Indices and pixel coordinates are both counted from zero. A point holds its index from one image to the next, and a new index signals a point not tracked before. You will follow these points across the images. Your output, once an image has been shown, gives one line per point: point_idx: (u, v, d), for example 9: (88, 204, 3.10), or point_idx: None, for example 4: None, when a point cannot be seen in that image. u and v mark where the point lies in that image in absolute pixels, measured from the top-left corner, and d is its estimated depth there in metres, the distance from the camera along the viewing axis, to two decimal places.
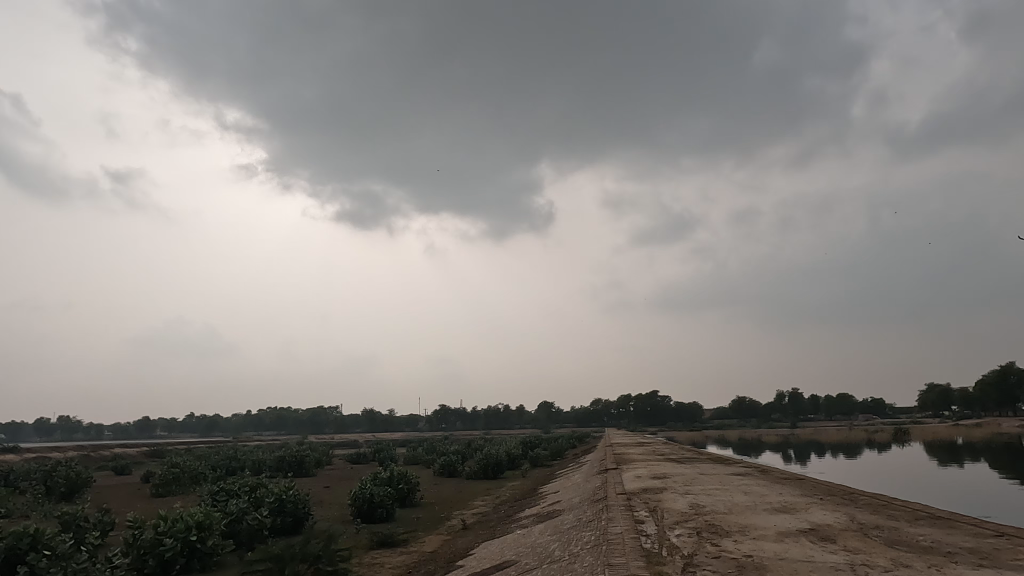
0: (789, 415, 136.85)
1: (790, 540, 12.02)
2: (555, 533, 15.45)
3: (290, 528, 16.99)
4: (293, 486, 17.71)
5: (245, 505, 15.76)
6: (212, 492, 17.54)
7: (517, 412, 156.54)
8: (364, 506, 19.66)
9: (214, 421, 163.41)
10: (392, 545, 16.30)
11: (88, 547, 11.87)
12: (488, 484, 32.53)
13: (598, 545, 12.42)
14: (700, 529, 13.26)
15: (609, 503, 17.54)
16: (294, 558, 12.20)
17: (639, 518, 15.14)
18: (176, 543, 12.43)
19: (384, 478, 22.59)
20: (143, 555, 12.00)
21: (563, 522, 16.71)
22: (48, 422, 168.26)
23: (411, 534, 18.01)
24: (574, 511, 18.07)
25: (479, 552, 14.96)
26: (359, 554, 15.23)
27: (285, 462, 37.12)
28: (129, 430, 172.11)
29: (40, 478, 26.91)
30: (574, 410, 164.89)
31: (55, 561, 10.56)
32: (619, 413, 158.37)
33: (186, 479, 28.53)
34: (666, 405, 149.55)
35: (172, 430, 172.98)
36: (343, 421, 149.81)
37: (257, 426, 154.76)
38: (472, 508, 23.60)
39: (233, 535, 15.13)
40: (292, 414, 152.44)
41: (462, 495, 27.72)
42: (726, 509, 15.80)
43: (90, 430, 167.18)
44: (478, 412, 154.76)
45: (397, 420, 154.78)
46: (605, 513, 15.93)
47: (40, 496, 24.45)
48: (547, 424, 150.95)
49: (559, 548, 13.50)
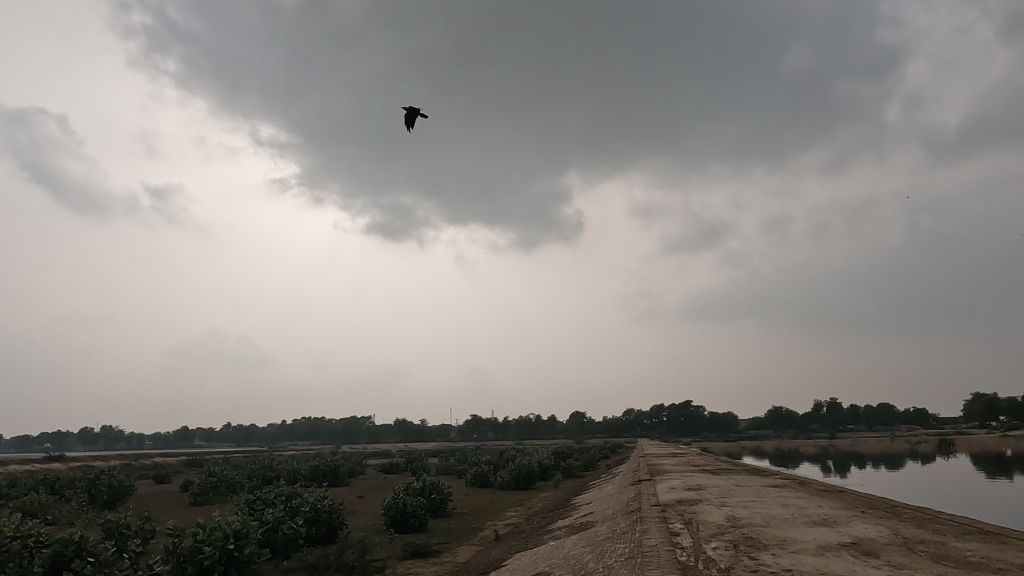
0: (828, 426, 133.58)
1: (830, 554, 11.73)
2: (588, 545, 15.29)
3: (325, 537, 17.15)
4: (327, 496, 17.88)
5: (282, 514, 15.98)
6: (248, 501, 17.77)
7: (549, 422, 155.90)
8: (397, 514, 19.74)
9: (250, 431, 166.35)
10: (424, 555, 16.33)
11: (131, 554, 12.12)
12: (520, 495, 32.42)
13: (632, 557, 12.26)
14: (737, 542, 13.01)
15: (643, 515, 17.33)
16: (329, 567, 12.34)
17: (675, 530, 14.93)
18: (214, 551, 12.62)
19: (416, 488, 22.64)
20: (182, 563, 12.34)
21: (596, 534, 16.57)
22: (92, 431, 172.91)
23: (444, 545, 18.03)
24: (607, 523, 17.90)
25: (512, 564, 14.86)
26: (392, 564, 15.28)
27: (320, 471, 37.58)
28: (169, 440, 176.73)
29: (85, 485, 27.69)
30: (607, 420, 163.47)
31: (99, 567, 10.83)
32: (652, 424, 156.55)
33: (223, 488, 29.08)
34: (699, 415, 147.13)
35: (210, 439, 176.70)
36: (375, 432, 151.37)
37: (291, 436, 157.28)
38: (505, 519, 23.54)
39: (270, 543, 15.29)
40: (326, 424, 154.41)
41: (494, 505, 27.62)
42: (764, 523, 15.44)
43: (132, 440, 171.84)
44: (509, 422, 154.63)
45: (429, 430, 155.46)
46: (638, 525, 15.72)
47: (84, 504, 25.10)
48: (579, 435, 150.03)
49: (593, 560, 13.36)
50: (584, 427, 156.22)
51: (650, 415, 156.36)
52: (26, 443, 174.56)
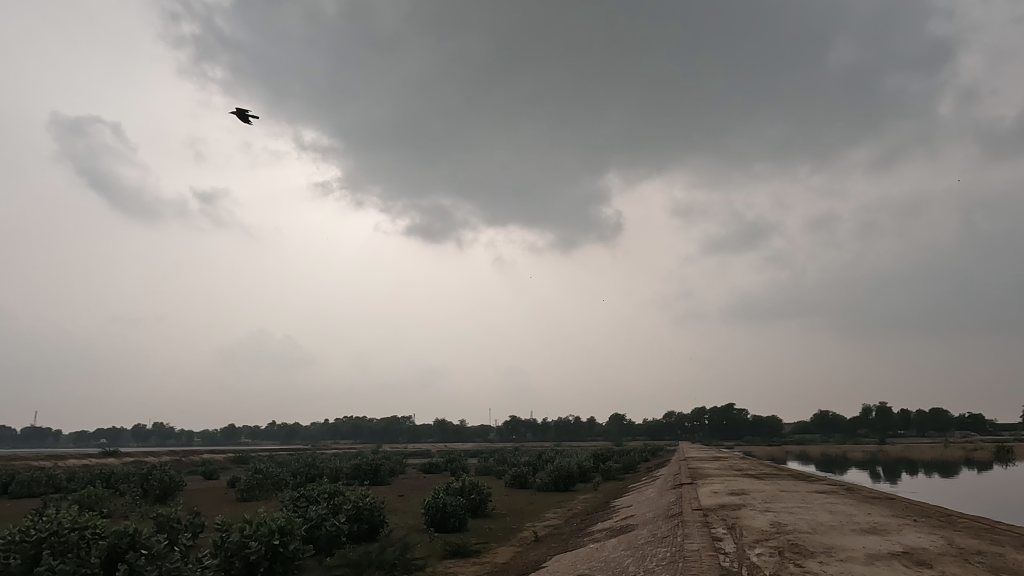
0: (877, 432, 129.52)
1: (881, 563, 11.36)
2: (629, 548, 15.14)
3: (366, 535, 17.40)
4: (368, 494, 18.10)
5: (325, 512, 16.23)
6: (292, 498, 18.14)
7: (588, 424, 154.94)
8: (437, 514, 19.90)
9: (294, 429, 169.65)
10: (464, 555, 16.41)
11: (182, 547, 12.51)
12: (559, 497, 32.31)
13: (674, 562, 12.10)
14: (782, 549, 12.72)
15: (685, 518, 17.08)
16: (370, 564, 12.48)
17: (717, 535, 14.67)
18: (261, 546, 12.95)
19: (456, 488, 22.80)
20: (230, 557, 12.70)
21: (637, 538, 16.39)
22: (144, 429, 178.90)
23: (484, 544, 18.11)
24: (648, 526, 17.68)
25: (552, 565, 14.80)
26: (433, 563, 15.42)
27: (361, 470, 38.08)
28: (217, 437, 181.52)
29: (138, 480, 28.64)
30: (647, 423, 161.61)
31: (152, 559, 11.19)
32: (693, 427, 154.23)
33: (269, 485, 29.75)
34: (742, 418, 144.34)
35: (255, 437, 180.86)
36: (415, 432, 152.67)
37: (334, 435, 160.15)
38: (545, 520, 23.47)
39: (314, 540, 15.56)
40: (367, 423, 156.60)
41: (533, 507, 27.58)
42: (810, 529, 15.06)
43: (182, 437, 177.24)
44: (548, 424, 154.19)
45: (468, 431, 156.16)
46: (679, 530, 15.49)
47: (138, 498, 25.98)
48: (619, 437, 148.81)
49: (634, 563, 13.21)
50: (624, 429, 154.80)
51: (691, 418, 154.02)
52: (82, 438, 181.56)
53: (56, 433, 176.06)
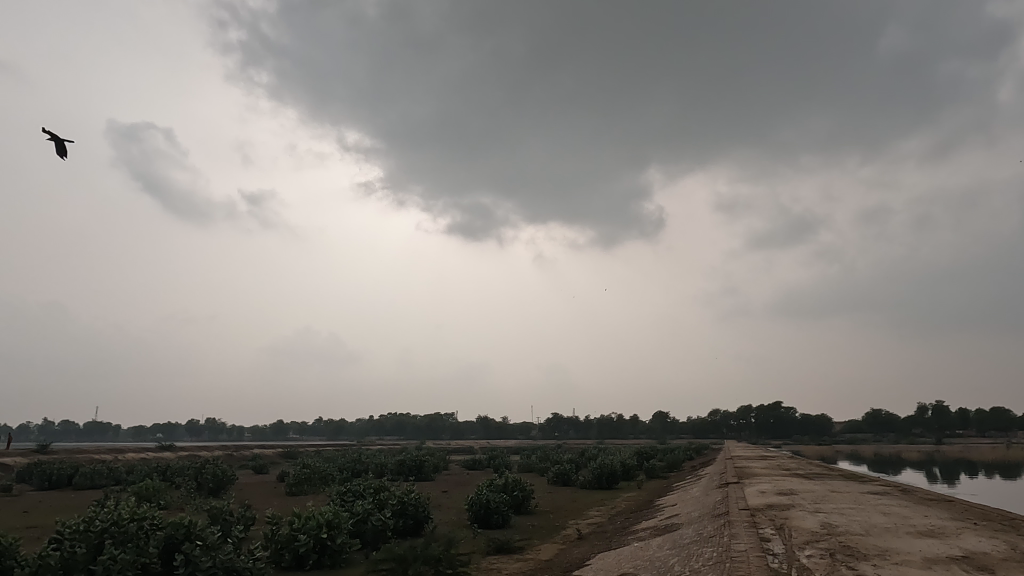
0: (934, 431, 125.08)
1: (938, 567, 10.97)
2: (674, 547, 14.94)
3: (411, 530, 17.63)
4: (413, 489, 18.31)
5: (371, 506, 16.48)
6: (339, 492, 18.49)
7: (631, 422, 153.60)
8: (481, 511, 20.04)
9: (340, 426, 173.02)
10: (508, 551, 16.49)
11: (236, 539, 12.89)
12: (603, 494, 32.13)
13: (721, 562, 11.91)
14: (834, 551, 12.39)
15: (731, 518, 16.78)
16: (416, 560, 12.60)
17: (765, 535, 14.37)
18: (309, 539, 13.30)
19: (499, 485, 22.92)
20: (280, 550, 13.16)
21: (683, 537, 16.16)
22: (197, 424, 185.22)
23: (527, 541, 18.15)
24: (693, 526, 17.43)
25: (595, 563, 14.73)
26: (477, 559, 15.55)
27: (406, 465, 38.59)
28: (267, 432, 186.72)
29: (192, 474, 29.64)
30: (692, 421, 159.47)
31: (207, 550, 11.56)
32: (739, 425, 151.46)
33: (317, 479, 30.38)
34: (790, 416, 141.03)
35: (303, 433, 184.89)
36: (458, 428, 153.69)
37: (379, 431, 163.01)
38: (588, 518, 23.38)
39: (360, 534, 15.84)
40: (411, 420, 158.84)
41: (577, 504, 27.51)
42: (863, 531, 14.64)
43: (234, 431, 183.09)
44: (590, 421, 153.41)
45: (511, 427, 156.78)
46: (726, 529, 15.24)
47: (193, 491, 26.88)
48: (663, 435, 147.25)
49: (679, 562, 13.05)
50: (668, 428, 152.97)
51: (737, 416, 151.36)
52: (141, 433, 188.71)
53: (115, 428, 183.27)
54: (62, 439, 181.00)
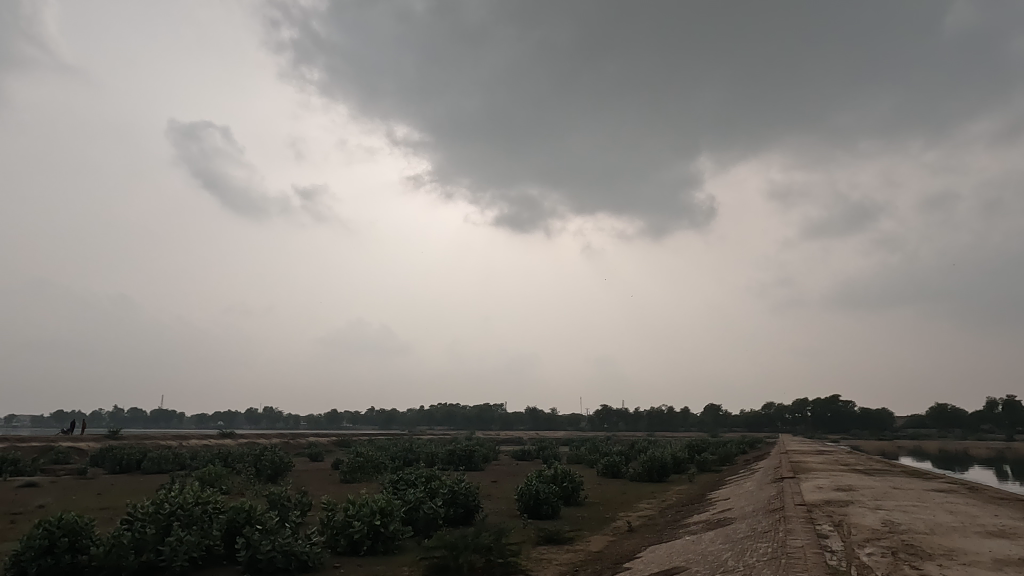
0: (1004, 428, 119.39)
1: (1009, 568, 10.46)
2: (727, 542, 14.69)
3: (462, 518, 17.85)
4: (463, 478, 18.49)
5: (422, 494, 16.72)
6: (392, 481, 18.86)
7: (682, 413, 151.58)
8: (530, 501, 20.14)
9: (392, 415, 176.41)
10: (558, 542, 16.52)
11: (293, 524, 13.31)
12: (654, 487, 31.83)
13: (776, 558, 11.64)
14: (896, 549, 11.96)
15: (788, 514, 16.36)
16: (467, 548, 12.72)
17: (823, 532, 13.96)
18: (363, 526, 13.61)
19: (548, 476, 22.96)
20: (335, 535, 13.56)
21: (736, 531, 15.87)
22: (256, 413, 191.80)
23: (577, 532, 18.14)
24: (747, 520, 17.08)
25: (646, 556, 14.62)
26: (528, 549, 15.63)
27: (456, 455, 39.06)
28: (322, 421, 191.82)
29: (252, 460, 30.68)
30: (745, 414, 156.30)
31: (266, 534, 11.93)
32: (795, 419, 147.72)
33: (370, 468, 31.03)
34: (849, 410, 136.64)
35: (357, 423, 189.26)
36: (507, 419, 154.67)
37: (429, 421, 165.54)
38: (639, 511, 23.22)
39: (412, 521, 16.11)
40: (461, 410, 160.67)
41: (627, 496, 27.32)
42: (928, 530, 14.05)
43: (290, 420, 188.83)
44: (640, 413, 152.05)
45: (560, 419, 156.89)
46: (782, 525, 14.88)
47: (252, 477, 27.86)
48: (715, 428, 144.84)
49: (731, 557, 12.83)
50: (720, 421, 150.44)
51: (793, 409, 147.65)
52: (204, 420, 196.61)
53: (181, 416, 190.95)
54: (132, 427, 189.72)
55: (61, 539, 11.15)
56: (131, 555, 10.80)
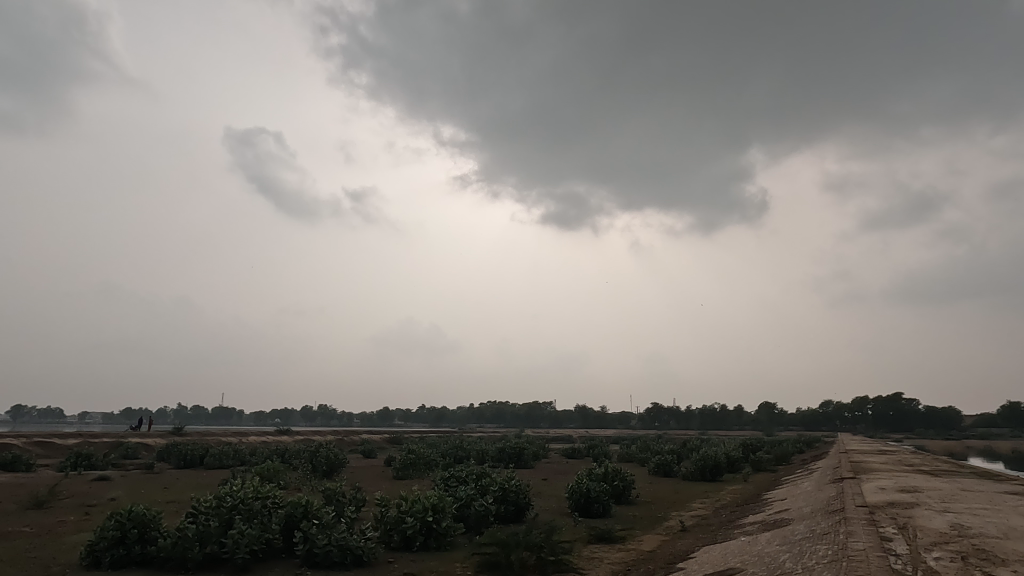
0: None
1: None
2: (784, 543, 14.32)
3: (513, 516, 17.90)
4: (514, 476, 18.55)
5: (473, 492, 16.83)
6: (444, 477, 19.06)
7: (735, 411, 148.42)
8: (581, 499, 20.06)
9: (442, 413, 178.43)
10: (609, 540, 16.41)
11: (348, 519, 13.61)
12: (707, 487, 31.27)
13: (837, 561, 11.29)
14: (966, 554, 11.43)
15: (849, 515, 15.84)
16: (518, 545, 12.76)
17: (887, 535, 13.44)
18: (416, 521, 13.81)
19: (598, 474, 22.82)
20: (389, 530, 13.81)
21: (793, 532, 15.44)
22: (311, 411, 196.75)
23: (629, 531, 17.97)
24: (805, 521, 16.60)
25: (700, 556, 14.38)
26: (579, 547, 15.56)
27: (506, 453, 39.21)
28: (374, 420, 195.42)
29: (307, 456, 31.47)
30: (801, 412, 151.95)
31: (323, 528, 12.23)
32: (855, 418, 142.95)
33: (421, 464, 31.43)
34: (912, 408, 131.57)
35: (408, 420, 192.01)
36: (557, 417, 154.43)
37: (479, 419, 166.81)
38: (692, 510, 22.84)
39: (464, 518, 16.25)
40: (510, 408, 161.38)
41: (679, 496, 26.93)
42: (1000, 534, 13.38)
43: (344, 417, 193.00)
44: (692, 411, 149.46)
45: (609, 418, 155.80)
46: (842, 527, 14.41)
47: (308, 473, 28.60)
48: (770, 427, 141.41)
49: (790, 559, 12.50)
50: (775, 420, 146.69)
51: (853, 407, 142.85)
52: (262, 418, 202.52)
53: (239, 414, 197.24)
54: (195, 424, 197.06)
55: (131, 530, 11.67)
56: (195, 546, 11.32)
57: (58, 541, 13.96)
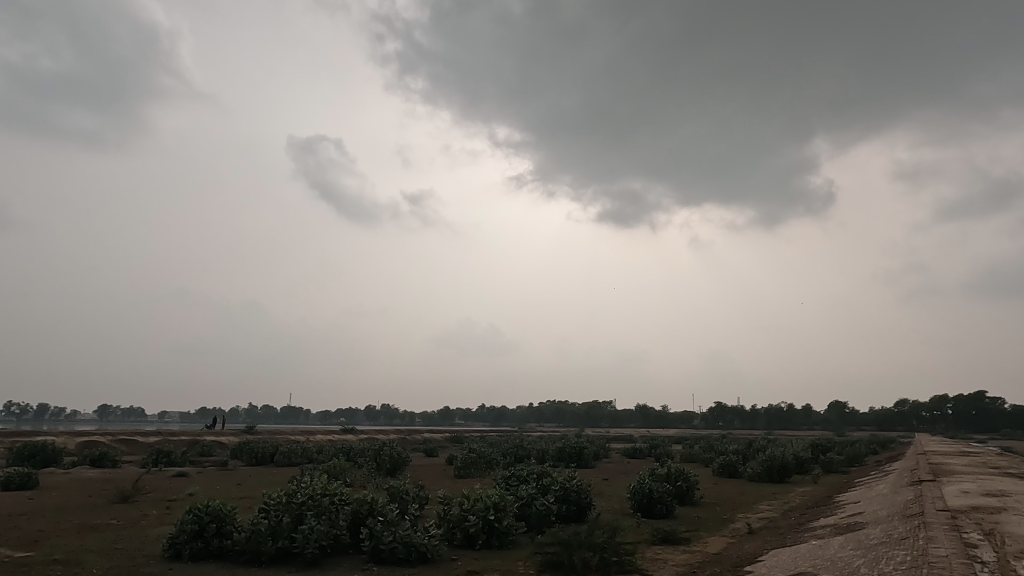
0: None
1: None
2: (859, 548, 13.75)
3: (575, 516, 17.82)
4: (575, 475, 18.47)
5: (534, 491, 16.85)
6: (505, 476, 19.16)
7: (804, 411, 143.43)
8: (644, 500, 19.83)
9: (502, 412, 179.50)
10: (674, 542, 16.14)
11: (413, 517, 13.83)
12: (775, 488, 30.39)
13: (916, 567, 10.77)
14: None
15: (928, 520, 15.08)
16: (581, 546, 12.70)
17: (971, 541, 12.72)
18: (478, 520, 13.93)
19: (661, 475, 22.45)
20: (452, 528, 14.00)
21: (868, 537, 14.83)
22: (374, 411, 201.21)
23: (694, 533, 17.61)
24: (881, 526, 15.89)
25: (769, 559, 13.94)
26: (642, 548, 15.39)
27: (566, 453, 39.09)
28: (435, 419, 198.33)
29: (372, 455, 32.17)
30: (875, 411, 145.55)
31: (388, 525, 12.48)
32: (933, 417, 136.07)
33: (483, 463, 31.67)
34: (998, 407, 124.11)
35: (469, 420, 194.03)
36: (617, 416, 152.92)
37: (539, 418, 167.09)
38: (759, 512, 22.21)
39: (525, 517, 16.30)
40: (570, 407, 160.94)
41: (746, 497, 26.23)
42: None
43: (406, 417, 196.61)
44: (758, 411, 145.25)
45: (671, 417, 153.23)
46: (921, 532, 13.70)
47: (373, 470, 29.26)
48: (841, 427, 136.03)
49: (865, 565, 11.99)
50: (847, 420, 141.07)
51: (931, 407, 136.01)
52: (329, 417, 208.52)
53: (306, 413, 203.59)
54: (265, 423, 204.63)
55: (209, 524, 12.23)
56: (268, 540, 11.77)
57: (142, 534, 14.72)
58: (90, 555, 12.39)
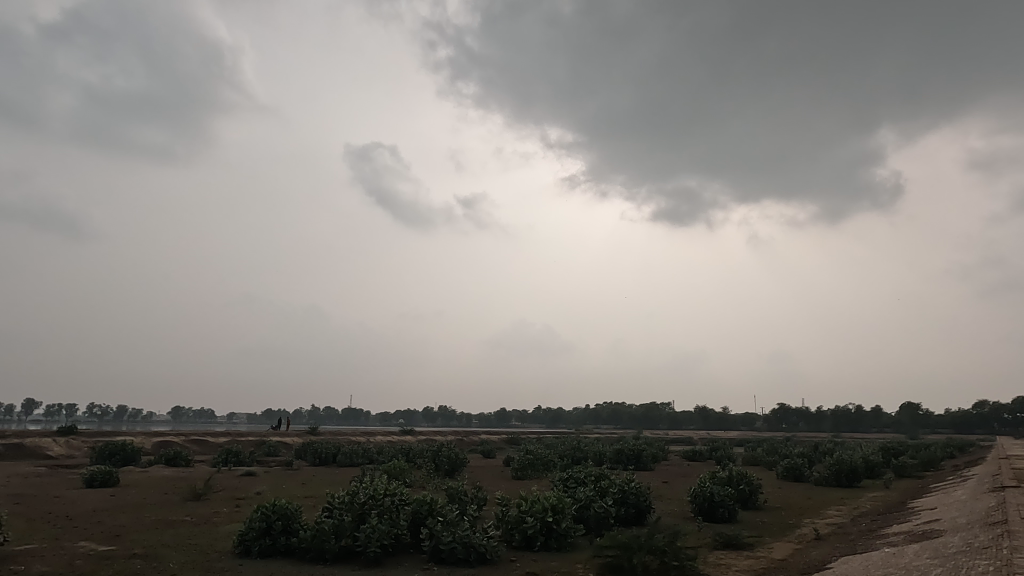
0: None
1: None
2: (937, 557, 13.05)
3: (633, 518, 17.60)
4: (635, 478, 18.25)
5: (593, 493, 16.71)
6: (563, 478, 19.08)
7: (874, 413, 137.63)
8: (705, 503, 19.41)
9: (558, 415, 179.08)
10: (737, 547, 15.74)
11: (471, 518, 13.93)
12: (843, 493, 29.25)
13: None
14: None
15: (1012, 528, 14.23)
16: (640, 549, 12.54)
17: None
18: (537, 522, 13.94)
19: (723, 477, 21.92)
20: (511, 529, 14.05)
21: (946, 545, 14.08)
22: (432, 412, 203.77)
23: (758, 538, 17.12)
24: (960, 534, 15.07)
25: (839, 567, 13.42)
26: (704, 553, 15.06)
27: (624, 454, 38.66)
28: (493, 421, 199.42)
29: (430, 456, 32.54)
30: (952, 413, 138.35)
31: (447, 526, 12.61)
32: (1017, 419, 128.35)
33: (540, 465, 31.64)
34: None
35: (525, 421, 194.35)
36: (676, 418, 150.34)
37: (596, 421, 165.81)
38: (827, 518, 21.41)
39: (583, 520, 16.18)
40: (627, 409, 159.10)
41: (812, 502, 25.32)
42: None
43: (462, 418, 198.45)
44: (824, 411, 140.19)
45: (732, 419, 149.50)
46: (1005, 540, 12.92)
47: (431, 471, 29.61)
48: (915, 429, 129.81)
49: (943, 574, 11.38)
50: (921, 421, 134.62)
51: (1014, 407, 128.36)
52: (388, 419, 212.52)
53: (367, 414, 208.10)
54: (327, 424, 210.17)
55: (277, 522, 12.65)
56: (331, 539, 12.07)
57: (213, 530, 15.34)
58: (167, 549, 12.99)
